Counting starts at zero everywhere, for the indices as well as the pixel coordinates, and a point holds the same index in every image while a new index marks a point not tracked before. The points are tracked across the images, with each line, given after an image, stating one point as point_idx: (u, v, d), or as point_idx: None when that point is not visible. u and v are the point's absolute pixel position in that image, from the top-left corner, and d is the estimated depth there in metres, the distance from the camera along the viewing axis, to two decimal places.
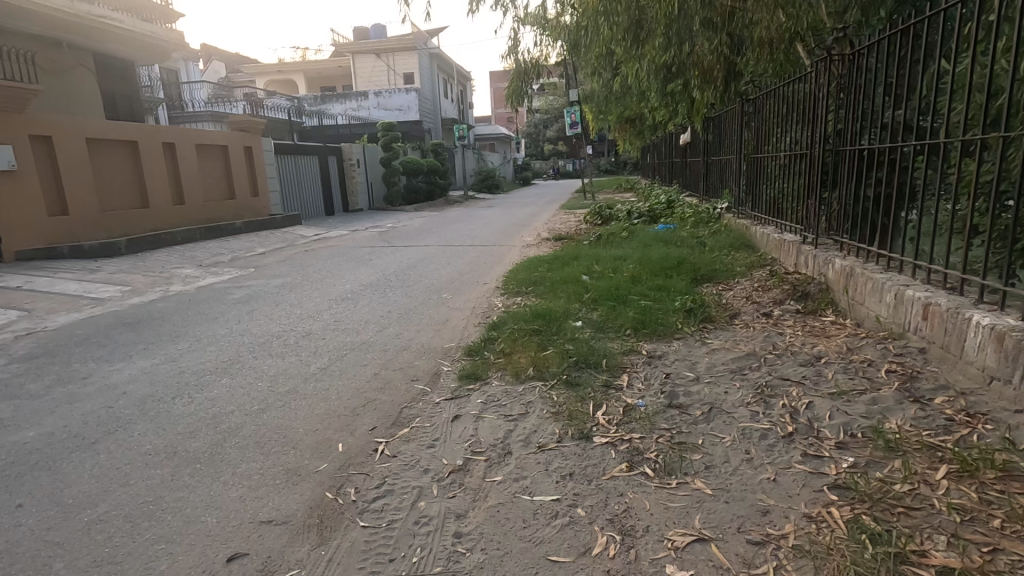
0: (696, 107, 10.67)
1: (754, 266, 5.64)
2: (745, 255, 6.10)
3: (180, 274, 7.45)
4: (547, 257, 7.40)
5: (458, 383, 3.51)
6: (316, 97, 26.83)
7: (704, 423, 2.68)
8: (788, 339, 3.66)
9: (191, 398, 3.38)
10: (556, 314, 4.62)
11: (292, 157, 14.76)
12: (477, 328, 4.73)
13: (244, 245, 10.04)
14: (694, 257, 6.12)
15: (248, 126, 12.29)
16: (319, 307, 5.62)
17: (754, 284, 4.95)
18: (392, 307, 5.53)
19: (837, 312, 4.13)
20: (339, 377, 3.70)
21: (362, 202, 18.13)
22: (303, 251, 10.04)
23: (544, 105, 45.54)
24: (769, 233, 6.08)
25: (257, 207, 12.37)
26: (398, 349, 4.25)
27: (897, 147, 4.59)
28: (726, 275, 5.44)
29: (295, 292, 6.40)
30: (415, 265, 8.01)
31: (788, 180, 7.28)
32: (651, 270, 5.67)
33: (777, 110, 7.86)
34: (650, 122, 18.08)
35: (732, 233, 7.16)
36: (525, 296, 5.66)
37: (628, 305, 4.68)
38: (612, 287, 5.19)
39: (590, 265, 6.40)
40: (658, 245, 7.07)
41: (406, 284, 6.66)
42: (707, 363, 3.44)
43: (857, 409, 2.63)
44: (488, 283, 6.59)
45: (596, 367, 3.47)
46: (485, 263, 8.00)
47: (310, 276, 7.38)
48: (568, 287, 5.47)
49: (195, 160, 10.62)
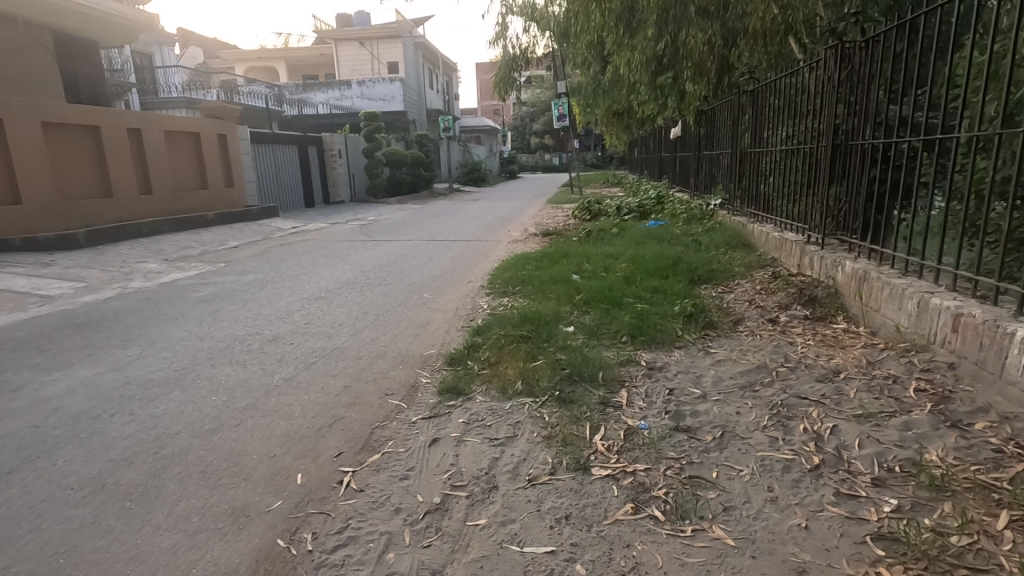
0: (688, 100, 10.38)
1: (754, 267, 5.33)
2: (743, 254, 5.81)
3: (142, 269, 6.97)
4: (535, 253, 7.06)
5: (437, 398, 3.15)
6: (297, 85, 26.12)
7: (717, 452, 2.36)
8: (800, 349, 3.35)
9: (133, 416, 2.97)
10: (546, 318, 4.28)
11: (270, 146, 14.19)
12: (460, 333, 4.37)
13: (216, 238, 9.52)
14: (690, 256, 5.81)
15: (221, 113, 11.75)
16: (289, 307, 5.21)
17: (756, 287, 4.65)
18: (368, 308, 5.13)
19: (849, 318, 3.83)
20: (305, 390, 3.31)
21: (343, 193, 17.58)
22: (279, 245, 9.56)
23: (531, 98, 45.12)
24: (767, 232, 5.79)
25: (232, 198, 11.84)
26: (373, 357, 3.86)
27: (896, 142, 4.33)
28: (725, 276, 5.13)
29: (266, 290, 5.97)
30: (395, 261, 7.61)
31: (783, 175, 7.03)
32: (645, 270, 5.34)
33: (770, 104, 7.61)
34: (638, 115, 17.82)
35: (728, 230, 6.87)
36: (512, 296, 5.32)
37: (623, 308, 4.35)
38: (605, 288, 4.86)
39: (580, 264, 6.06)
40: (651, 242, 6.75)
41: (385, 282, 6.27)
42: (713, 377, 3.12)
43: (890, 437, 2.32)
44: (472, 281, 6.21)
45: (591, 381, 3.13)
46: (469, 259, 7.62)
47: (284, 272, 6.93)
48: (557, 288, 5.14)
49: (164, 148, 10.07)
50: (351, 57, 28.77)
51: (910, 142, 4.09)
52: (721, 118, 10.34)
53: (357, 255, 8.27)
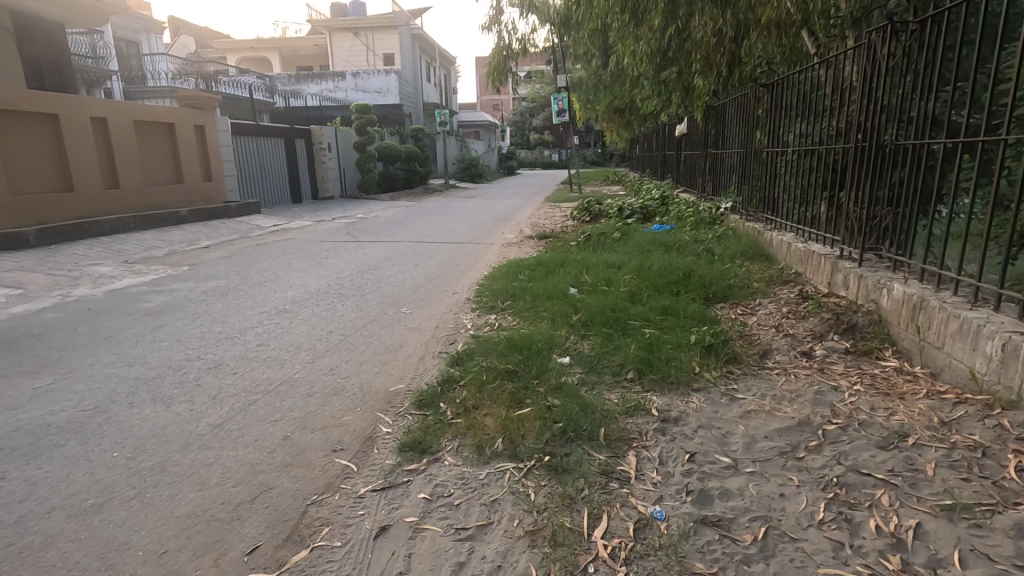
0: (697, 95, 9.73)
1: (776, 283, 4.69)
2: (762, 268, 5.16)
3: (94, 272, 6.32)
4: (530, 260, 6.42)
5: (396, 459, 2.51)
6: (290, 76, 25.38)
7: (760, 565, 1.74)
8: (846, 397, 2.72)
9: (4, 481, 2.34)
10: (537, 345, 3.63)
11: (254, 139, 13.49)
12: (435, 360, 3.71)
13: (187, 237, 8.86)
14: (702, 268, 5.16)
15: (198, 102, 11.03)
16: (247, 323, 4.56)
17: (783, 309, 4.00)
18: (335, 326, 4.48)
19: (899, 353, 3.19)
20: (233, 442, 2.66)
21: (333, 189, 16.88)
22: (254, 245, 8.89)
23: (531, 93, 44.36)
24: (789, 242, 5.14)
25: (210, 194, 11.14)
26: (328, 394, 3.21)
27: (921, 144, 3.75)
28: (743, 294, 4.49)
29: (225, 300, 5.31)
30: (375, 267, 6.95)
31: (796, 177, 6.43)
32: (652, 284, 4.70)
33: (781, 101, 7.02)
34: (642, 111, 17.15)
35: (742, 238, 6.23)
36: (501, 312, 4.69)
37: (628, 334, 3.70)
38: (607, 307, 4.21)
39: (579, 275, 5.43)
40: (657, 250, 6.12)
41: (361, 292, 5.62)
42: (743, 436, 2.48)
43: (1003, 553, 1.69)
44: (458, 292, 5.54)
45: (590, 439, 2.49)
46: (455, 265, 7.00)
47: (251, 279, 6.26)
48: (550, 305, 4.52)
49: (133, 139, 9.39)
50: (345, 48, 28.05)
51: (938, 143, 3.53)
52: (730, 115, 9.70)
53: (335, 258, 7.61)
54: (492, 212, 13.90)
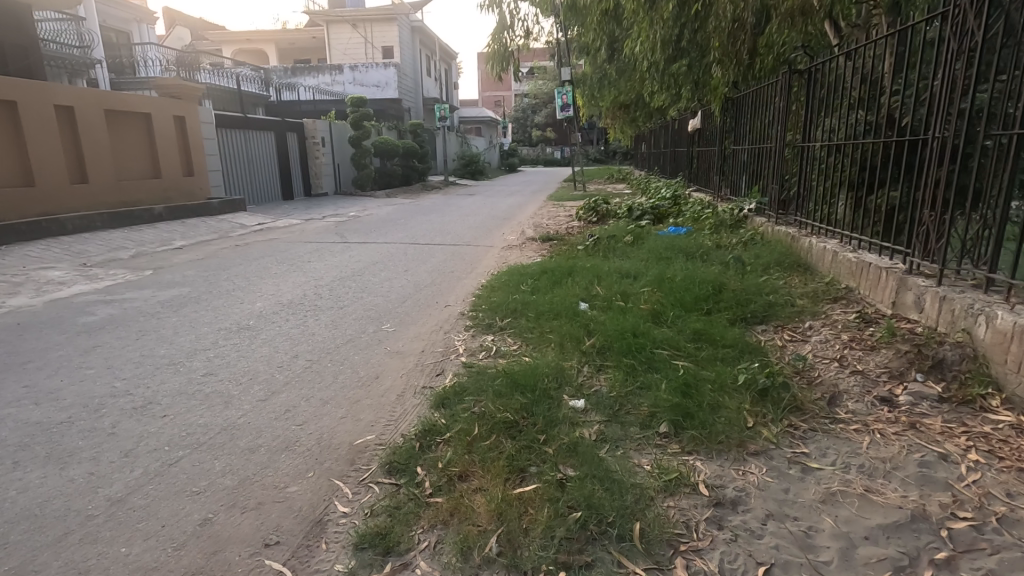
0: (713, 86, 8.99)
1: (824, 301, 3.97)
2: (804, 281, 4.44)
3: (41, 278, 5.62)
4: (534, 266, 5.72)
5: (352, 564, 1.81)
6: (286, 69, 24.64)
7: None
8: (964, 472, 2.02)
9: None
10: (544, 381, 2.93)
11: (241, 132, 12.77)
12: (417, 398, 3.01)
13: (160, 236, 8.16)
14: (732, 280, 4.44)
15: (178, 92, 10.32)
16: (200, 344, 3.84)
17: (842, 336, 3.28)
18: (302, 349, 3.77)
19: (1009, 402, 2.48)
20: (131, 530, 1.95)
21: (327, 185, 16.16)
22: (232, 246, 8.18)
23: (534, 89, 43.61)
24: (836, 251, 4.42)
25: (193, 190, 10.44)
26: (275, 449, 2.50)
27: (977, 138, 3.19)
28: (788, 314, 3.76)
29: (181, 312, 4.60)
30: (361, 272, 6.25)
31: (831, 173, 5.74)
32: (678, 301, 3.99)
33: (810, 90, 6.33)
34: (650, 105, 16.41)
35: (774, 244, 5.49)
36: (500, 333, 3.99)
37: (655, 368, 3.00)
38: (626, 330, 3.50)
39: (592, 285, 4.72)
40: (677, 258, 5.39)
41: (340, 303, 4.92)
42: (834, 536, 1.78)
43: None
44: (451, 305, 4.84)
45: (620, 539, 1.79)
46: (450, 271, 6.29)
47: (218, 286, 5.56)
48: (558, 326, 3.82)
49: (105, 130, 8.70)
50: (343, 41, 27.30)
51: (997, 137, 2.98)
52: (748, 109, 8.96)
53: (318, 262, 6.90)
54: (492, 211, 13.18)
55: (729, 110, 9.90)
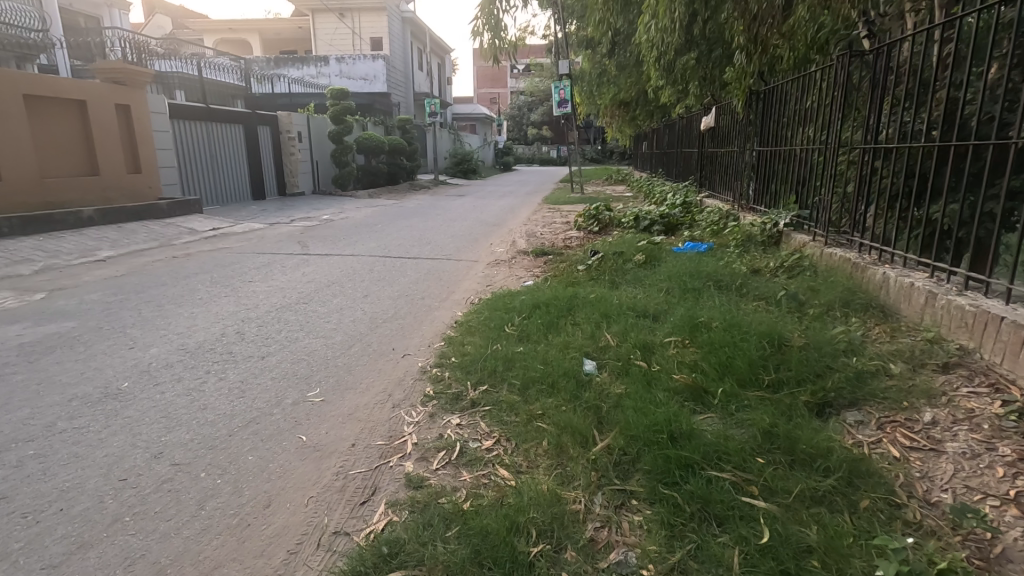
0: (738, 79, 7.70)
1: (928, 369, 2.82)
2: (889, 333, 3.24)
3: None
4: (522, 295, 4.49)
5: None
6: (268, 59, 23.32)
7: None
8: None
9: None
10: (534, 551, 1.74)
11: (203, 124, 11.51)
12: (319, 558, 1.82)
13: (83, 245, 6.91)
14: (790, 330, 3.24)
15: (123, 77, 9.06)
16: (25, 429, 2.60)
17: (1003, 449, 2.10)
18: (173, 440, 2.53)
19: None
20: None
21: (302, 184, 14.88)
22: (171, 257, 6.94)
23: (530, 87, 42.61)
24: (934, 292, 3.24)
25: (140, 189, 9.21)
26: None
27: None
28: (886, 390, 2.60)
29: (37, 364, 3.37)
30: (311, 298, 5.01)
31: (890, 181, 4.69)
32: (723, 365, 2.84)
33: (855, 83, 5.38)
34: (654, 102, 15.28)
35: (828, 273, 4.30)
36: (471, 413, 2.76)
37: (721, 517, 1.82)
38: (659, 425, 2.28)
39: (597, 333, 3.49)
40: (706, 290, 4.18)
41: (262, 350, 3.68)
42: None
43: None
44: (411, 356, 3.61)
45: None
46: (420, 297, 5.06)
47: (117, 317, 4.33)
48: (556, 408, 2.61)
49: (24, 121, 7.49)
50: (329, 32, 26.10)
51: None
52: (773, 106, 7.70)
53: (261, 281, 5.65)
54: (482, 215, 11.97)
55: (753, 105, 8.46)
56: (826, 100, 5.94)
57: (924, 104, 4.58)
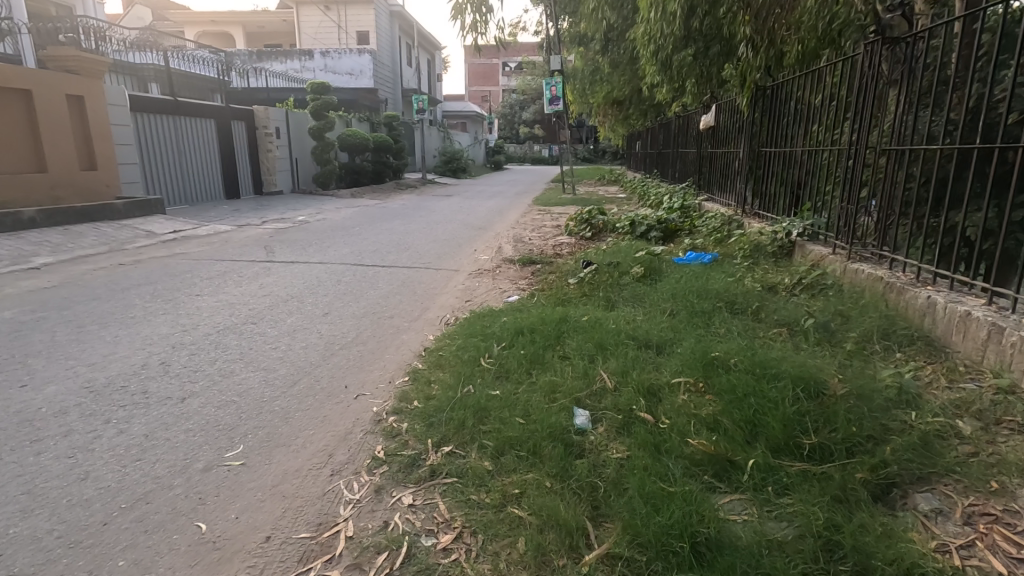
0: (745, 76, 7.03)
1: (1006, 430, 2.23)
2: (945, 377, 2.64)
3: None
4: (504, 318, 3.86)
5: None
6: (250, 52, 22.51)
7: None
8: None
9: None
10: None
11: (170, 118, 10.80)
12: None
13: (18, 251, 6.22)
14: (824, 373, 2.62)
15: (76, 66, 8.34)
16: None
17: None
18: (23, 534, 1.90)
19: None
20: None
21: (280, 182, 14.14)
22: (117, 263, 6.26)
23: (522, 85, 42.11)
24: (1001, 327, 2.65)
25: (96, 187, 8.51)
26: None
27: None
28: (963, 463, 2.01)
29: None
30: (262, 316, 4.35)
31: (922, 189, 4.14)
32: (750, 424, 2.26)
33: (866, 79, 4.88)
34: (649, 100, 14.70)
35: (857, 294, 3.72)
36: (431, 487, 2.13)
37: None
38: (679, 528, 1.68)
39: (589, 373, 2.86)
40: (716, 316, 3.55)
41: (186, 389, 3.04)
42: None
43: None
44: (362, 399, 2.96)
45: None
46: (386, 317, 4.40)
47: (23, 341, 3.67)
48: (539, 486, 2.01)
49: None
50: (314, 25, 25.35)
51: None
52: (780, 104, 7.05)
53: (210, 294, 4.98)
54: (468, 217, 11.32)
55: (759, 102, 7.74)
56: (840, 97, 5.35)
57: (964, 100, 4.01)
